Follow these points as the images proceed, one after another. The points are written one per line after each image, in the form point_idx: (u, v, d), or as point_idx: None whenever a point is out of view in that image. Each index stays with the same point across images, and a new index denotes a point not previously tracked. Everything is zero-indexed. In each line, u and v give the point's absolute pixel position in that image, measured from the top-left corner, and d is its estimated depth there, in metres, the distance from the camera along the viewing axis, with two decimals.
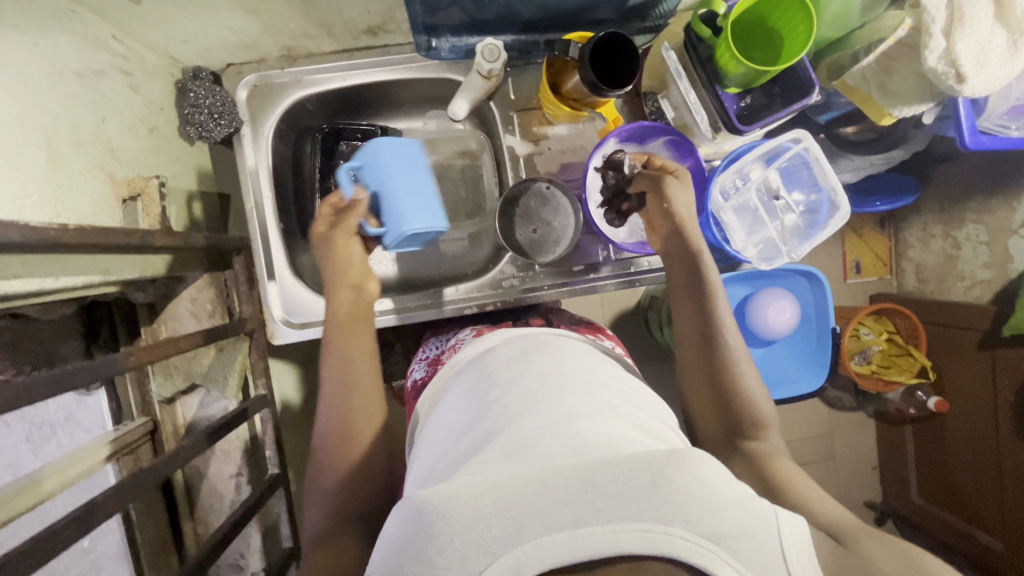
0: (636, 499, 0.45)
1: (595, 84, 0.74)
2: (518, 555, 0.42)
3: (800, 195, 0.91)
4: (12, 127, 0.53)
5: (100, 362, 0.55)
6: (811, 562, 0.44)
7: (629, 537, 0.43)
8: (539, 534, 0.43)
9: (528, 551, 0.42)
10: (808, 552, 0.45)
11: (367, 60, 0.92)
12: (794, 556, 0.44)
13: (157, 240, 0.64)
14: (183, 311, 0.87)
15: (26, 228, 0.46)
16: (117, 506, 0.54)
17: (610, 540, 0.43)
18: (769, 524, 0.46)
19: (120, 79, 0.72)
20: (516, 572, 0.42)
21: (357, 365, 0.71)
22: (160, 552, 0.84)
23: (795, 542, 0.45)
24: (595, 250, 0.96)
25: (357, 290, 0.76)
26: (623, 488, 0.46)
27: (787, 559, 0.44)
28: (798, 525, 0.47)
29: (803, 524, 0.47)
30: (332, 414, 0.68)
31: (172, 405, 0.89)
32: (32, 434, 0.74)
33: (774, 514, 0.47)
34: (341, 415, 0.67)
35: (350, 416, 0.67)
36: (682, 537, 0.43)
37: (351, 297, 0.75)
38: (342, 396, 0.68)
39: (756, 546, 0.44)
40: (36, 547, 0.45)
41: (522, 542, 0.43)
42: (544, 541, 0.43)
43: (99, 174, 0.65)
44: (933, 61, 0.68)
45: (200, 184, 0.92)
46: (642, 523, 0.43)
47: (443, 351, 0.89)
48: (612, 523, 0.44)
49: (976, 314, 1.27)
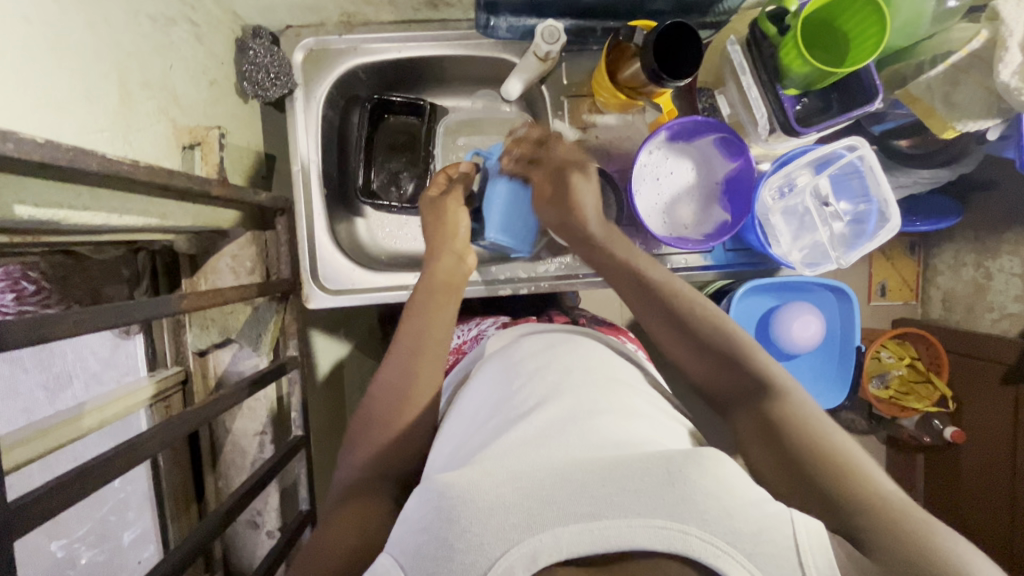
0: (654, 495, 0.45)
1: (655, 72, 0.74)
2: (535, 543, 0.43)
3: (847, 205, 0.91)
4: (89, 61, 0.53)
5: (157, 301, 0.56)
6: (829, 563, 0.42)
7: (646, 533, 0.43)
8: (557, 524, 0.43)
9: (545, 540, 0.43)
10: (826, 554, 0.43)
11: (423, 33, 0.92)
12: (810, 560, 0.42)
13: (213, 188, 0.64)
14: (222, 266, 0.87)
15: (103, 159, 0.47)
16: (161, 443, 0.55)
17: (626, 535, 0.43)
18: (788, 528, 0.44)
19: (187, 28, 0.72)
20: (531, 559, 0.42)
21: (434, 331, 0.72)
22: (181, 499, 0.86)
23: (814, 547, 0.43)
24: (632, 244, 0.95)
25: (457, 260, 0.80)
26: (641, 484, 0.45)
27: (802, 561, 0.42)
28: (814, 526, 0.45)
29: (819, 525, 0.45)
30: (392, 376, 0.69)
31: (204, 357, 0.90)
32: (48, 381, 0.72)
33: (789, 517, 0.45)
34: (400, 380, 0.68)
35: (405, 385, 0.68)
36: (698, 537, 0.42)
37: (450, 265, 0.79)
38: (413, 360, 0.70)
39: (775, 549, 0.42)
40: (91, 471, 0.46)
41: (539, 531, 0.43)
42: (561, 531, 0.43)
43: (163, 119, 0.66)
44: (1007, 75, 0.67)
45: (251, 142, 0.93)
46: (658, 520, 0.43)
47: (465, 340, 0.95)
48: (629, 517, 0.43)
49: (1003, 347, 1.25)
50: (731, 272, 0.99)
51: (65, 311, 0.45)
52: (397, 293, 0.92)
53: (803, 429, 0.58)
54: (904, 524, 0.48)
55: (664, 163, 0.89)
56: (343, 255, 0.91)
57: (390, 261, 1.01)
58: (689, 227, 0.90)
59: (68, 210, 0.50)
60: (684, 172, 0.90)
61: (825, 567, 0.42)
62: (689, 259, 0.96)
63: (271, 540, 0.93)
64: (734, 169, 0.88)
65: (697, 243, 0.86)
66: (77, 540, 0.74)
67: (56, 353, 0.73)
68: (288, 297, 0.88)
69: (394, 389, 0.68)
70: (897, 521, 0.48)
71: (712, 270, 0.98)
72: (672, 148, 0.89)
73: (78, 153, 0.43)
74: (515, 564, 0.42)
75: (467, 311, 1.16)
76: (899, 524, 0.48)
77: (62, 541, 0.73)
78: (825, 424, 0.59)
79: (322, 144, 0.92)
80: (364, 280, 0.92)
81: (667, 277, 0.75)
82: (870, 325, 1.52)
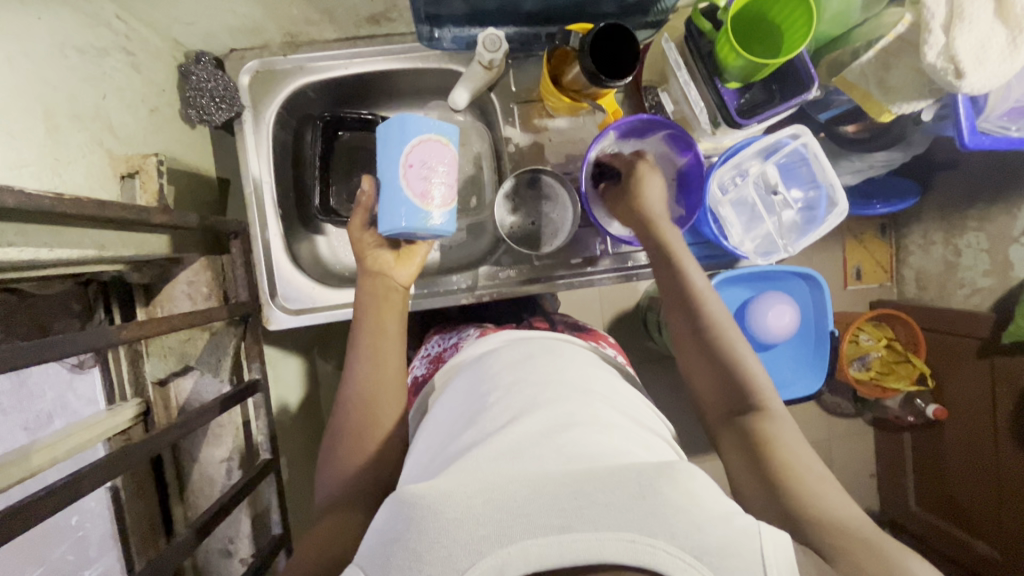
0: (624, 508, 0.44)
1: (593, 73, 0.75)
2: (503, 555, 0.43)
3: (799, 192, 0.92)
4: (9, 96, 0.53)
5: (92, 332, 0.55)
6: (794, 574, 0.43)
7: (615, 547, 0.42)
8: (525, 537, 0.43)
9: (514, 553, 0.43)
10: (788, 556, 0.44)
11: (369, 48, 0.93)
12: (774, 568, 0.43)
13: (153, 216, 0.64)
14: (179, 293, 0.86)
15: (20, 194, 0.46)
16: (102, 478, 0.54)
17: (594, 548, 0.42)
18: (755, 540, 0.45)
19: (121, 58, 0.72)
20: (499, 571, 0.42)
21: (381, 341, 0.74)
22: (149, 533, 0.84)
23: (779, 557, 0.44)
24: (593, 243, 0.96)
25: (386, 274, 0.79)
26: (612, 498, 0.45)
27: (766, 563, 0.43)
28: (781, 540, 0.45)
29: (786, 540, 0.46)
30: (361, 386, 0.70)
31: (165, 387, 0.88)
32: (30, 421, 0.73)
33: (758, 529, 0.45)
34: (366, 394, 0.70)
35: (368, 405, 0.69)
36: (666, 551, 0.42)
37: (379, 281, 0.79)
38: (370, 368, 0.71)
39: (742, 561, 0.43)
40: (21, 512, 0.45)
41: (508, 543, 0.43)
42: (530, 544, 0.43)
43: (97, 149, 0.66)
44: (932, 57, 0.68)
45: (201, 167, 0.93)
46: (627, 534, 0.43)
47: (443, 349, 0.94)
48: (597, 530, 0.43)
49: (975, 322, 1.27)
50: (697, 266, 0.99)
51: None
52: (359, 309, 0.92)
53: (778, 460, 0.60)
54: (855, 544, 0.50)
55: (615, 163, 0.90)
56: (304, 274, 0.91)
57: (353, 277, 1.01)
58: None
59: None
60: None
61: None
62: None
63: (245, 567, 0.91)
64: (685, 163, 0.89)
65: None
66: None
67: (35, 394, 0.75)
68: (247, 319, 0.87)
69: (355, 398, 0.70)
70: (842, 543, 0.51)
71: None
72: (623, 146, 0.90)
73: None
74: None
75: (440, 321, 1.16)
76: (848, 542, 0.50)
77: None
78: (795, 445, 0.61)
79: (276, 165, 0.92)
80: (324, 297, 0.92)
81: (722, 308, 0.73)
82: (844, 309, 1.54)
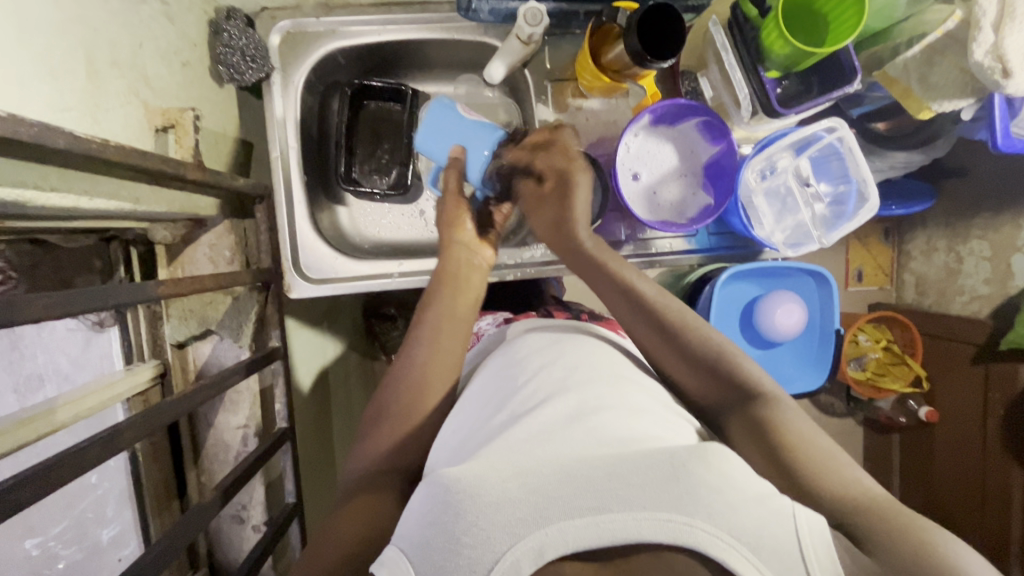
0: (658, 488, 0.44)
1: (639, 53, 0.75)
2: (541, 537, 0.43)
3: (827, 186, 0.93)
4: (53, 35, 0.50)
5: (129, 287, 0.53)
6: (832, 562, 0.42)
7: (650, 526, 0.43)
8: (562, 519, 0.43)
9: (551, 535, 0.43)
10: (824, 539, 0.43)
11: (402, 16, 0.91)
12: (812, 552, 0.42)
13: (188, 172, 0.62)
14: (201, 255, 0.84)
15: (70, 136, 0.44)
16: (139, 433, 0.53)
17: (630, 529, 0.43)
18: (789, 522, 0.44)
19: (157, 7, 0.69)
20: (538, 554, 0.42)
21: (445, 323, 0.74)
22: (163, 498, 0.83)
23: (814, 539, 0.43)
24: (618, 229, 0.96)
25: (469, 251, 0.83)
26: (645, 478, 0.45)
27: (803, 553, 0.42)
28: (817, 524, 0.44)
29: (822, 523, 0.45)
30: (400, 380, 0.69)
31: (183, 350, 0.87)
32: (17, 385, 0.70)
33: (792, 512, 0.45)
34: (414, 375, 0.69)
35: (411, 397, 0.68)
36: (703, 530, 0.42)
37: (462, 256, 0.82)
38: (426, 352, 0.71)
39: (778, 545, 0.42)
40: (68, 460, 0.44)
41: (545, 525, 0.43)
42: (566, 526, 0.43)
43: (134, 100, 0.64)
44: (980, 55, 0.68)
45: (227, 128, 0.90)
46: (663, 513, 0.43)
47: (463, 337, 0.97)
48: (634, 510, 0.43)
49: (974, 328, 1.29)
50: (718, 255, 1.01)
51: (32, 295, 0.42)
52: (381, 283, 0.91)
53: (798, 441, 0.57)
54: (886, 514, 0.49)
55: (646, 147, 0.90)
56: (327, 244, 0.90)
57: (373, 250, 1.00)
58: (673, 208, 0.92)
59: (34, 190, 0.47)
60: (666, 156, 0.91)
61: (825, 564, 0.42)
62: (674, 244, 0.98)
63: (256, 535, 0.91)
64: (717, 152, 0.89)
65: (681, 225, 0.87)
66: (52, 538, 0.72)
67: (24, 354, 0.71)
68: (269, 286, 0.86)
69: (400, 388, 0.68)
70: (874, 523, 0.49)
71: (697, 254, 1.01)
72: (657, 131, 0.90)
73: (42, 129, 0.41)
74: (521, 559, 0.42)
75: None
76: (889, 525, 0.49)
77: (37, 539, 0.71)
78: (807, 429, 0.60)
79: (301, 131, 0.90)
80: (347, 269, 0.91)
81: (653, 288, 0.73)
82: (847, 309, 1.55)
